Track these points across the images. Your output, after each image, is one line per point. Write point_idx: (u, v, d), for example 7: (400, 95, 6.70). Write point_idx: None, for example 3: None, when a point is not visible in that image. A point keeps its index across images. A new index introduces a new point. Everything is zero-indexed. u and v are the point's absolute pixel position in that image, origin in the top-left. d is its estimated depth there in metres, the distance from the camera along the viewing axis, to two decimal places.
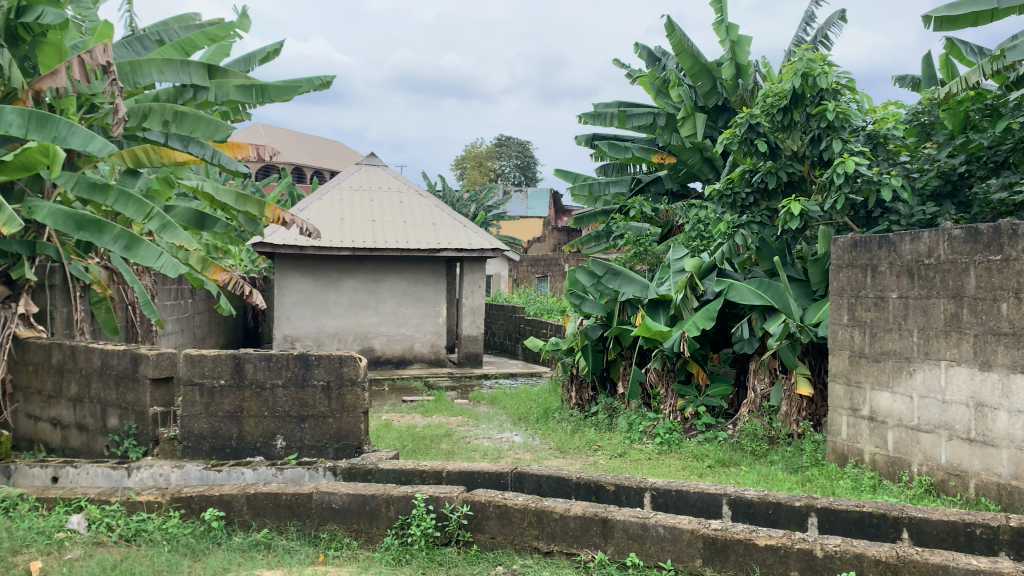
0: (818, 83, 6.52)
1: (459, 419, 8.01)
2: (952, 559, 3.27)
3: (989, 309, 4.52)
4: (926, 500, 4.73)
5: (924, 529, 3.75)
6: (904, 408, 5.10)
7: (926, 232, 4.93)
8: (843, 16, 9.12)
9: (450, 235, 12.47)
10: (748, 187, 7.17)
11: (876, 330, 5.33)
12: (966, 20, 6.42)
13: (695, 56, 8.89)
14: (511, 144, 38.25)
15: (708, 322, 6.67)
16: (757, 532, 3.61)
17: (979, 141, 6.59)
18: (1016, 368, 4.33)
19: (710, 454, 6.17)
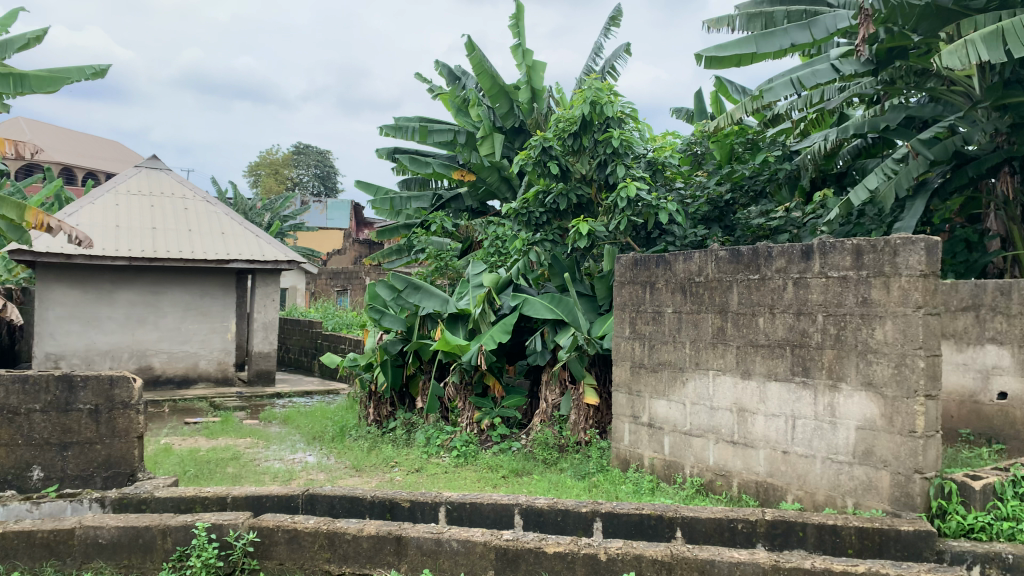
0: (605, 111, 6.96)
1: (248, 441, 7.61)
2: (717, 554, 3.56)
3: (748, 322, 5.00)
4: (696, 499, 5.12)
5: (694, 527, 4.06)
6: (678, 414, 5.51)
7: (697, 253, 5.39)
8: (628, 49, 9.77)
9: (241, 246, 11.87)
10: (542, 207, 7.47)
11: (655, 341, 5.74)
12: (730, 60, 7.13)
13: (493, 76, 9.11)
14: (310, 152, 37.32)
15: (504, 336, 6.86)
16: (546, 540, 3.73)
17: (742, 172, 7.33)
18: (770, 376, 4.83)
19: (504, 464, 6.31)
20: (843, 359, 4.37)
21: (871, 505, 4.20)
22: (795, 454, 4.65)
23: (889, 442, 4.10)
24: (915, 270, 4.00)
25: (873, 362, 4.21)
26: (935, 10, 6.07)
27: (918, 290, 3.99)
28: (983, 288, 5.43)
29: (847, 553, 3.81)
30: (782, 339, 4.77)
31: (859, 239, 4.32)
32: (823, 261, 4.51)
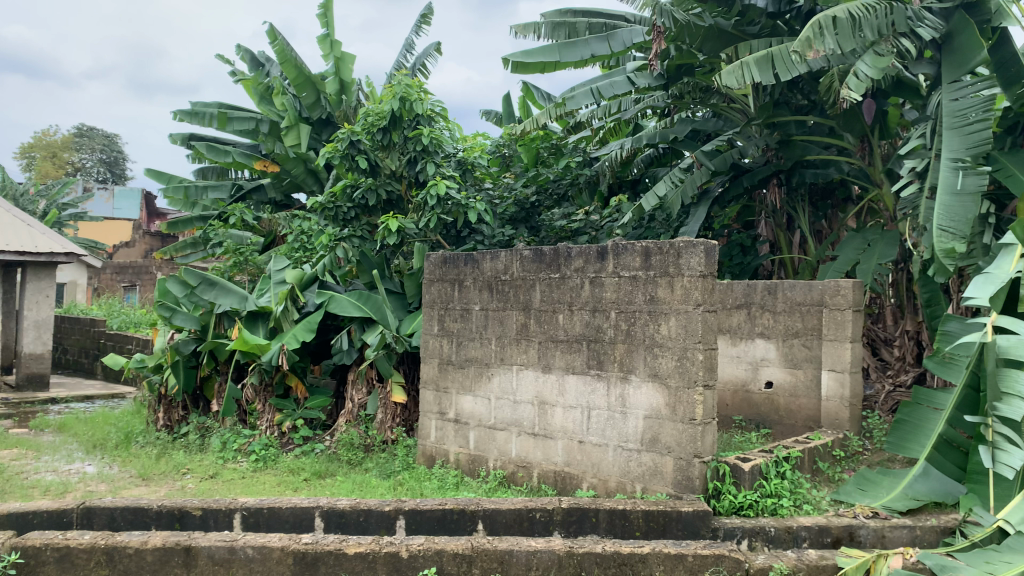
0: (415, 107, 6.92)
1: (14, 452, 6.85)
2: (515, 544, 3.68)
3: (550, 319, 5.19)
4: (499, 491, 5.25)
5: (495, 519, 4.15)
6: (483, 409, 5.62)
7: (503, 251, 5.52)
8: (439, 48, 9.82)
9: (8, 235, 10.65)
10: (350, 202, 7.32)
11: (461, 338, 5.82)
12: (534, 67, 7.37)
13: (298, 66, 8.84)
14: (95, 135, 34.26)
15: (308, 334, 6.68)
16: (346, 541, 3.67)
17: (547, 175, 7.78)
18: (569, 370, 5.04)
19: (307, 466, 6.12)
20: (633, 352, 4.65)
21: (657, 488, 4.50)
22: (590, 444, 4.89)
23: (673, 430, 4.41)
24: (696, 270, 4.34)
25: (659, 355, 4.51)
26: (717, 31, 6.59)
27: (698, 289, 4.33)
28: (753, 288, 6.01)
29: (635, 535, 4.06)
30: (580, 334, 4.99)
31: (648, 241, 4.61)
32: (616, 261, 4.77)
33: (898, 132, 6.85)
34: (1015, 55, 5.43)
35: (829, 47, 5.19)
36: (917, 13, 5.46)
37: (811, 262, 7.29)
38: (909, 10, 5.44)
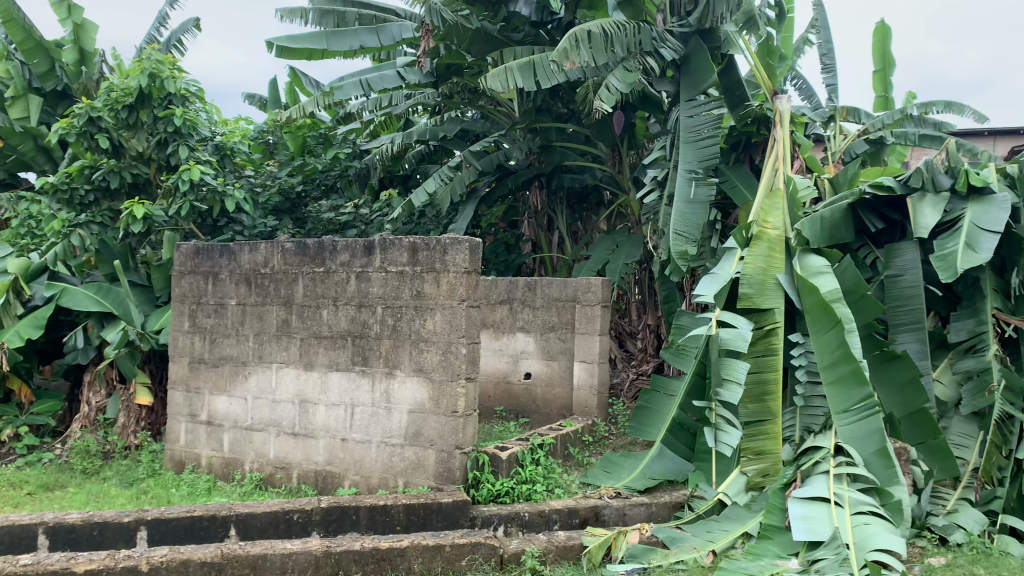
0: (166, 86, 6.37)
1: None
2: (269, 548, 3.56)
3: (313, 315, 5.04)
4: (255, 495, 5.02)
5: (249, 523, 3.96)
6: (239, 410, 5.35)
7: (263, 244, 5.27)
8: (196, 24, 9.17)
9: None
10: (88, 184, 6.62)
11: (216, 336, 5.51)
12: (301, 53, 7.13)
13: (27, 29, 7.88)
14: None
15: (34, 332, 5.97)
16: (76, 559, 3.32)
17: (314, 165, 7.69)
18: (332, 367, 4.93)
19: (31, 479, 5.45)
20: (398, 348, 4.65)
21: (418, 482, 4.55)
22: (352, 441, 4.82)
23: (436, 423, 4.48)
24: (461, 267, 4.44)
25: (424, 350, 4.55)
26: (483, 35, 6.74)
27: (462, 285, 4.43)
28: (515, 284, 6.27)
29: (395, 530, 4.07)
30: (344, 330, 4.90)
31: (414, 237, 4.63)
32: (382, 257, 4.74)
33: (645, 143, 7.47)
34: (740, 80, 6.08)
35: (584, 60, 5.48)
36: (660, 35, 5.97)
37: (567, 261, 7.78)
38: (654, 31, 5.94)
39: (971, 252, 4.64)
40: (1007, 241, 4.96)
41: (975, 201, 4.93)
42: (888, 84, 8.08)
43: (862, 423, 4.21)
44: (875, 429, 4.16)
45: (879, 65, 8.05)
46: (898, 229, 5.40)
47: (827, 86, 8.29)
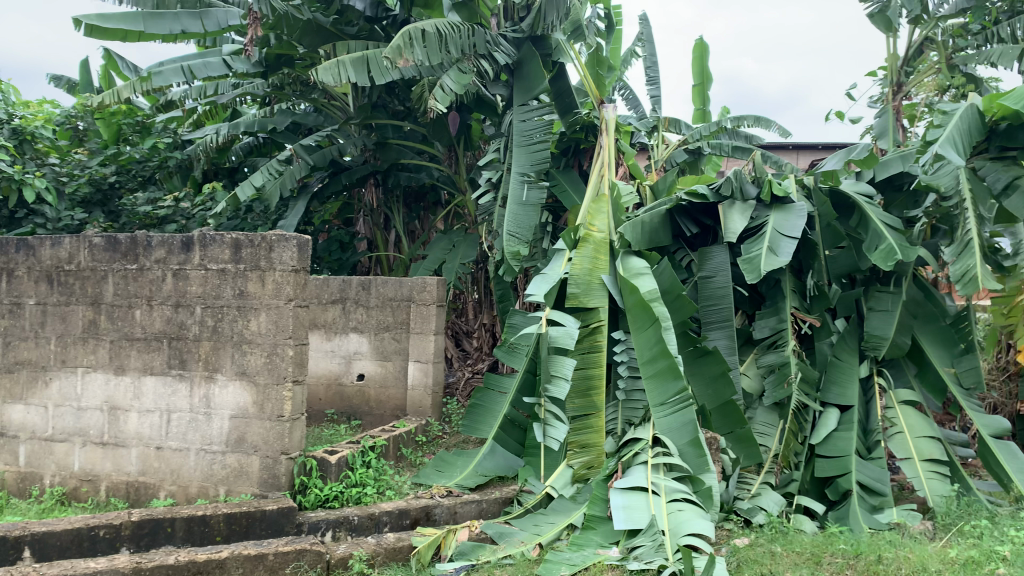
0: None
1: None
2: (69, 567, 3.28)
3: (124, 315, 4.69)
4: (56, 511, 4.62)
5: (46, 543, 3.62)
6: (38, 419, 4.91)
7: (66, 238, 4.85)
8: None
9: None
10: None
11: (10, 338, 5.02)
12: (113, 35, 6.54)
13: None
14: None
15: None
16: None
17: (130, 155, 7.18)
18: (146, 371, 4.61)
19: None
20: (219, 350, 4.43)
21: (241, 490, 4.35)
22: (168, 449, 4.53)
23: (260, 428, 4.30)
24: (287, 265, 4.29)
25: (247, 352, 4.36)
26: (315, 26, 6.53)
27: (289, 284, 4.29)
28: (347, 283, 6.13)
29: (214, 541, 3.87)
30: (159, 332, 4.60)
31: (238, 233, 4.41)
32: (202, 254, 4.49)
33: (481, 145, 7.55)
34: (569, 88, 6.23)
35: (417, 58, 5.42)
36: (494, 39, 6.04)
37: (403, 260, 7.75)
38: (487, 34, 6.00)
39: (773, 255, 5.02)
40: (803, 246, 5.48)
41: (776, 209, 5.37)
42: (705, 98, 8.65)
43: (676, 415, 4.46)
44: (688, 422, 4.41)
45: (698, 80, 8.59)
46: (711, 234, 5.83)
47: (652, 97, 8.75)
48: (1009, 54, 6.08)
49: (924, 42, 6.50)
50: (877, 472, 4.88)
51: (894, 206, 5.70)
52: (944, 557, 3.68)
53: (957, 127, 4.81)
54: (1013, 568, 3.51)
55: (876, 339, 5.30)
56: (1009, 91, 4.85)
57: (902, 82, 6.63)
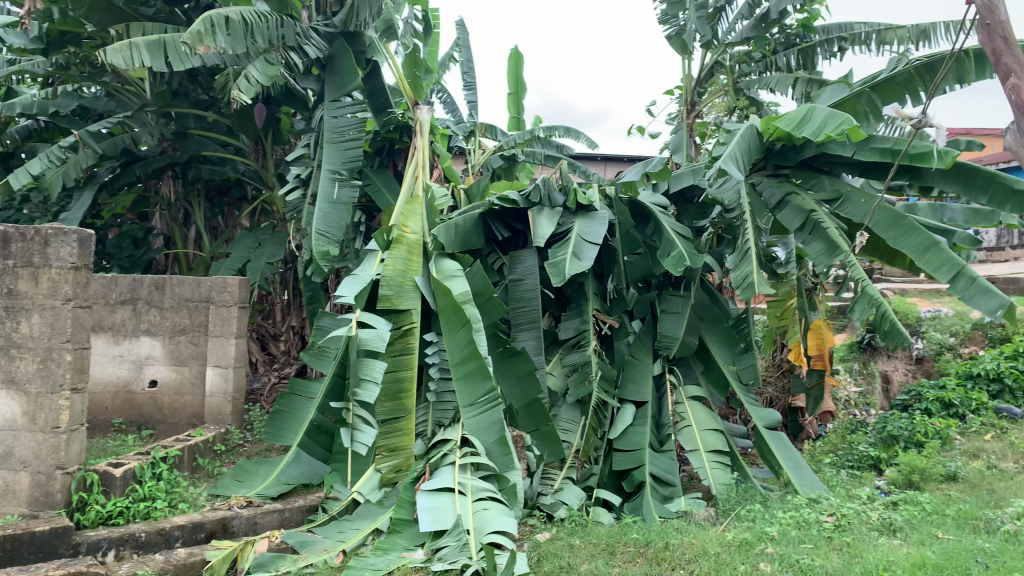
0: None
1: None
2: None
3: None
4: None
5: None
6: None
7: None
8: None
9: None
10: None
11: None
12: None
13: None
14: None
15: None
16: None
17: None
18: None
19: None
20: None
21: (7, 511, 3.92)
22: None
23: (30, 442, 3.89)
24: (66, 262, 3.90)
25: (17, 357, 3.94)
26: (105, 4, 5.97)
27: (68, 282, 3.91)
28: (139, 283, 5.67)
29: None
30: None
31: (7, 225, 3.97)
32: None
33: (290, 140, 7.31)
34: (383, 87, 6.21)
35: (219, 46, 5.12)
36: (304, 31, 5.80)
37: (205, 258, 7.34)
38: (297, 26, 5.74)
39: (576, 260, 5.19)
40: (605, 252, 5.87)
41: (581, 216, 5.59)
42: (520, 106, 8.88)
43: (486, 414, 4.54)
44: (496, 421, 4.51)
45: (512, 87, 8.80)
46: (521, 238, 6.01)
47: (468, 102, 8.86)
48: (785, 82, 6.74)
49: (715, 66, 7.10)
50: (668, 464, 5.24)
51: (686, 216, 6.19)
52: (723, 541, 3.99)
53: (738, 145, 5.21)
54: (780, 547, 3.87)
55: (668, 339, 5.67)
56: (782, 114, 5.31)
57: (695, 102, 7.15)
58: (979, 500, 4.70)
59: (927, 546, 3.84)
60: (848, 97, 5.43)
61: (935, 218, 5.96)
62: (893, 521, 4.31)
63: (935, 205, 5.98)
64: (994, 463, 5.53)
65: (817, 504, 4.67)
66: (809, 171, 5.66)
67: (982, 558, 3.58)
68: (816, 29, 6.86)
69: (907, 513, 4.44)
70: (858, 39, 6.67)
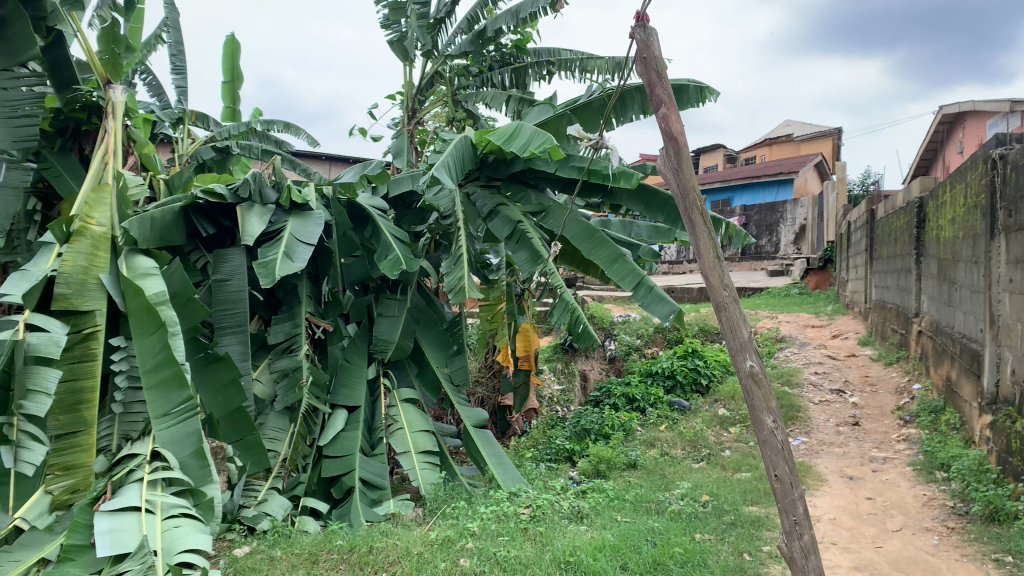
0: None
1: None
2: None
3: None
4: None
5: None
6: None
7: None
8: None
9: None
10: None
11: None
12: None
13: None
14: None
15: None
16: None
17: None
18: None
19: None
20: None
21: None
22: None
23: None
24: None
25: None
26: None
27: None
28: None
29: None
30: None
31: None
32: None
33: None
34: (69, 61, 5.42)
35: None
36: None
37: None
38: None
39: (288, 261, 4.96)
40: (321, 253, 5.65)
41: (294, 215, 5.41)
42: (235, 97, 8.39)
43: (180, 426, 4.20)
44: (193, 432, 4.21)
45: (228, 76, 8.28)
46: (229, 235, 5.70)
47: (176, 87, 8.21)
48: (499, 98, 7.05)
49: (434, 75, 7.26)
50: (378, 467, 5.27)
51: (404, 221, 6.18)
52: (426, 540, 4.06)
53: (452, 155, 5.34)
54: (480, 541, 4.03)
55: (383, 343, 5.67)
56: (493, 129, 5.55)
57: (415, 109, 7.26)
58: (652, 484, 5.29)
59: (607, 529, 4.23)
60: (551, 117, 5.82)
61: (624, 232, 6.66)
62: (580, 508, 4.69)
63: (625, 222, 6.67)
64: (667, 450, 6.27)
65: (516, 497, 4.95)
66: (517, 184, 6.04)
67: (651, 536, 4.03)
68: (528, 51, 7.30)
69: (593, 501, 4.86)
70: (564, 65, 7.20)
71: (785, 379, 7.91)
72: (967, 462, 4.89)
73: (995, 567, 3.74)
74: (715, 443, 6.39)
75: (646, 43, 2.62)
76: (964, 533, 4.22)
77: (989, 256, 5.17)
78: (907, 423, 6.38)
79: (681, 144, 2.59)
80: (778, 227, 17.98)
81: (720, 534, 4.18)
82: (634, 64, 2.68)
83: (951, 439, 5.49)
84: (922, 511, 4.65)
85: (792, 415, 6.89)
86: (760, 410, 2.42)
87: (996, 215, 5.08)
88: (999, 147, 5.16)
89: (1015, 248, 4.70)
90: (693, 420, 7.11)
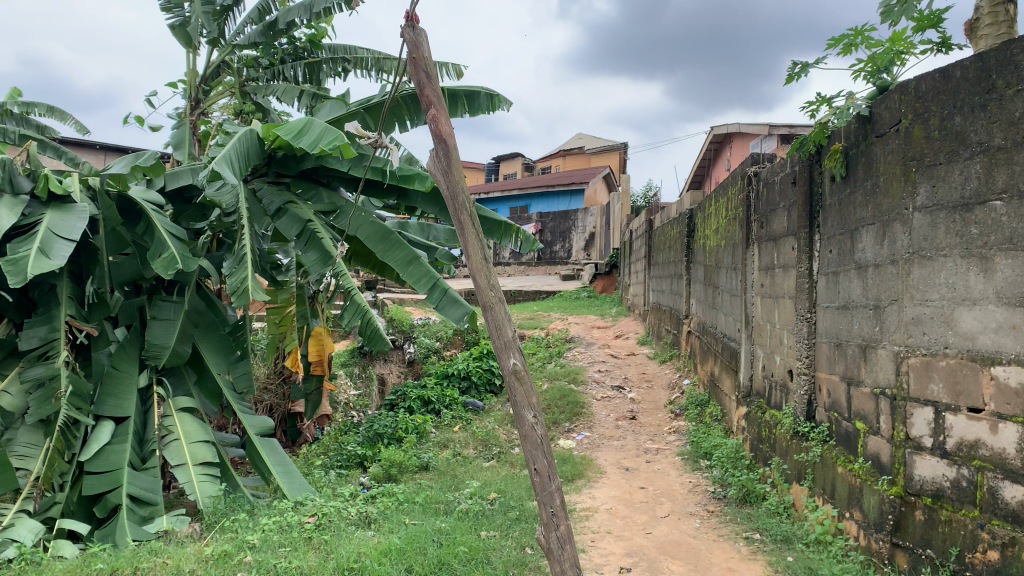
0: None
1: None
2: None
3: None
4: None
5: None
6: None
7: None
8: None
9: None
10: None
11: None
12: None
13: None
14: None
15: None
16: None
17: None
18: None
19: None
20: None
21: None
22: None
23: None
24: None
25: None
26: None
27: None
28: None
29: None
30: None
31: None
32: None
33: None
34: None
35: None
36: None
37: None
38: None
39: (43, 258, 4.47)
40: (84, 250, 5.19)
41: (53, 207, 4.90)
42: None
43: None
44: None
45: None
46: None
47: None
48: (291, 92, 6.79)
49: (221, 65, 6.85)
50: (149, 482, 4.87)
51: (182, 217, 5.81)
52: (200, 556, 3.81)
53: (235, 148, 5.07)
54: (259, 554, 3.85)
55: (156, 348, 5.26)
56: (282, 124, 5.33)
57: (198, 100, 6.79)
58: (442, 485, 5.33)
59: (394, 533, 4.20)
60: (343, 115, 5.72)
61: (422, 235, 6.62)
62: (368, 513, 4.63)
63: (422, 224, 6.62)
64: (458, 450, 6.35)
65: (301, 506, 4.78)
66: (308, 182, 5.88)
67: (437, 537, 4.05)
68: (322, 46, 7.19)
69: (382, 505, 4.81)
70: (359, 63, 7.18)
71: (572, 377, 8.28)
72: (726, 451, 5.42)
73: (745, 544, 4.13)
74: (505, 442, 6.56)
75: (415, 44, 2.62)
76: (721, 515, 4.63)
77: (745, 262, 5.73)
78: (677, 415, 6.91)
79: (450, 146, 2.62)
80: (570, 233, 18.82)
81: (504, 530, 4.29)
82: (404, 64, 2.67)
83: (713, 430, 6.02)
84: (687, 497, 5.05)
85: (577, 411, 7.23)
86: (521, 406, 2.49)
87: (750, 226, 5.64)
88: (753, 165, 5.74)
89: (765, 256, 5.24)
90: (485, 420, 7.27)
